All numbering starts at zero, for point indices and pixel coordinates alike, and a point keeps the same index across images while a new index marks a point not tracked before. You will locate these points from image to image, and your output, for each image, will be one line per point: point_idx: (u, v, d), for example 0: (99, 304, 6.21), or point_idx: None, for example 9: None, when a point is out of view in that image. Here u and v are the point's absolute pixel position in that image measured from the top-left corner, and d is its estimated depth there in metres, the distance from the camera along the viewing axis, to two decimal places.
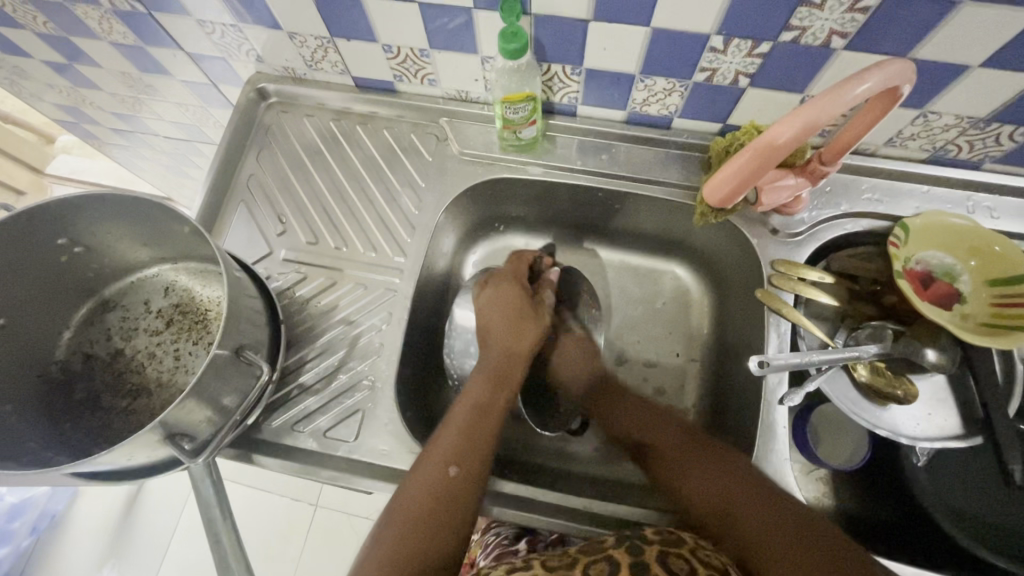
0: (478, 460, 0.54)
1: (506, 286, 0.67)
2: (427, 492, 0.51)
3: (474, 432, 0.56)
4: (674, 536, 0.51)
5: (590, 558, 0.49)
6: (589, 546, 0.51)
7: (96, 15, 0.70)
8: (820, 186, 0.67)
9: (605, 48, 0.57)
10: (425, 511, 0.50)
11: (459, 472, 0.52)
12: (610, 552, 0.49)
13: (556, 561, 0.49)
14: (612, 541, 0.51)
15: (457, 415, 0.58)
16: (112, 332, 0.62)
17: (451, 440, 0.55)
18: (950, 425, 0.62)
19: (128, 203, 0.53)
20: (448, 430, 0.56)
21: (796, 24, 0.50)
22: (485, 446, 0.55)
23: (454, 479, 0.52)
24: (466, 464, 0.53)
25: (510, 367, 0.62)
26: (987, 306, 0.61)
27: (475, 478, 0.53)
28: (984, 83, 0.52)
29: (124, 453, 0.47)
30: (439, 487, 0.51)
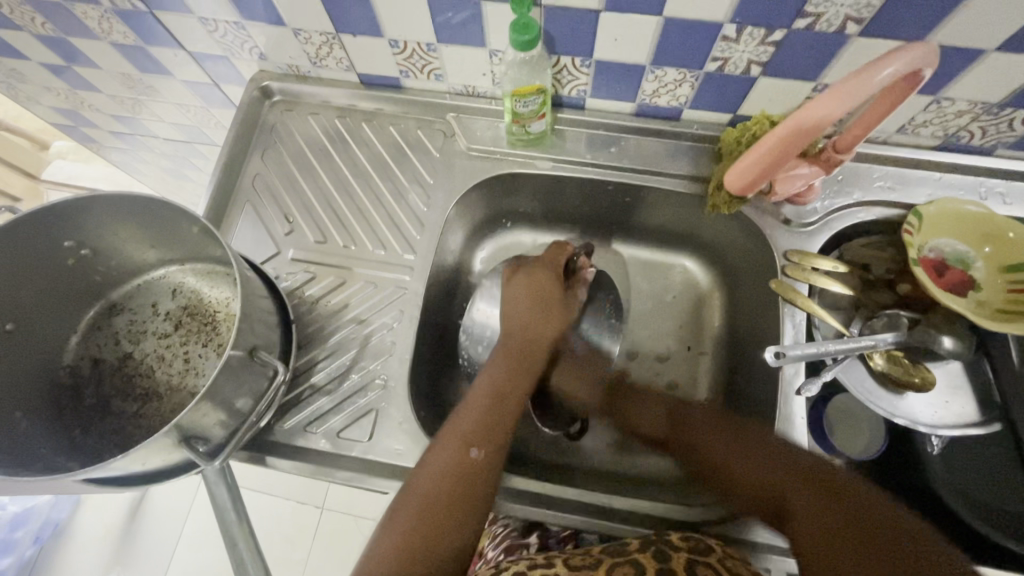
0: (497, 441, 0.54)
1: (539, 274, 0.68)
2: (447, 474, 0.51)
3: (495, 414, 0.56)
4: (701, 543, 0.51)
5: (614, 560, 0.49)
6: (613, 549, 0.52)
7: (95, 15, 0.69)
8: (831, 175, 0.67)
9: (616, 39, 0.57)
10: (445, 496, 0.49)
11: (479, 456, 0.52)
12: (636, 556, 0.49)
13: (580, 561, 0.50)
14: (637, 545, 0.52)
15: (478, 397, 0.57)
16: (119, 336, 0.61)
17: (471, 421, 0.55)
18: (967, 412, 0.61)
19: (137, 203, 0.52)
20: (468, 410, 0.56)
21: (810, 11, 0.50)
22: (506, 428, 0.55)
23: (474, 461, 0.52)
24: (488, 446, 0.53)
25: (535, 344, 0.64)
26: (1003, 292, 0.61)
27: (494, 463, 0.53)
28: (1000, 67, 0.51)
29: (139, 458, 0.46)
30: (461, 469, 0.51)
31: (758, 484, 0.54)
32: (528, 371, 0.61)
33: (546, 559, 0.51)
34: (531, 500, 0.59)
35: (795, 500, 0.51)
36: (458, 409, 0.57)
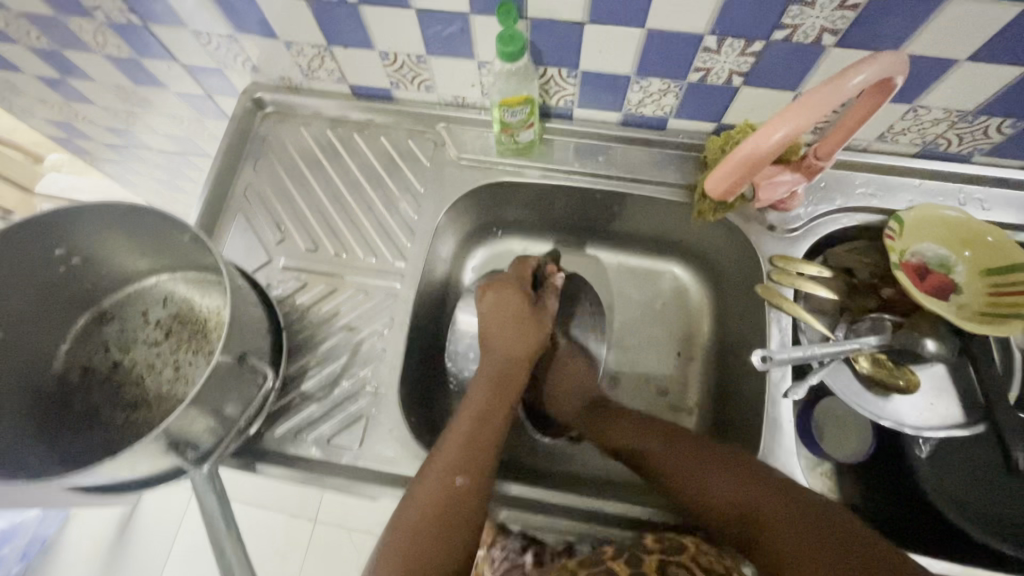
0: (482, 470, 0.54)
1: (509, 292, 0.67)
2: (433, 505, 0.51)
3: (477, 442, 0.56)
4: (675, 542, 0.53)
5: (591, 568, 0.51)
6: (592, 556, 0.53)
7: (90, 28, 0.70)
8: (814, 182, 0.68)
9: (601, 50, 0.58)
10: (431, 526, 0.50)
11: (464, 484, 0.53)
12: (609, 563, 0.51)
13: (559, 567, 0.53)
14: (612, 551, 0.53)
15: (460, 426, 0.57)
16: (109, 344, 0.61)
17: (455, 448, 0.55)
18: (952, 413, 0.62)
19: (127, 212, 0.52)
20: (454, 436, 0.57)
21: (788, 23, 0.51)
22: (488, 457, 0.56)
23: (459, 489, 0.52)
24: (472, 472, 0.53)
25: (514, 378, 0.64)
26: (983, 295, 0.62)
27: (479, 491, 0.53)
28: (971, 76, 0.53)
29: (127, 464, 0.46)
30: (447, 497, 0.52)
31: (733, 503, 0.52)
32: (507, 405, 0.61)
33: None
34: (518, 504, 0.60)
35: (773, 513, 0.49)
36: (442, 440, 0.57)
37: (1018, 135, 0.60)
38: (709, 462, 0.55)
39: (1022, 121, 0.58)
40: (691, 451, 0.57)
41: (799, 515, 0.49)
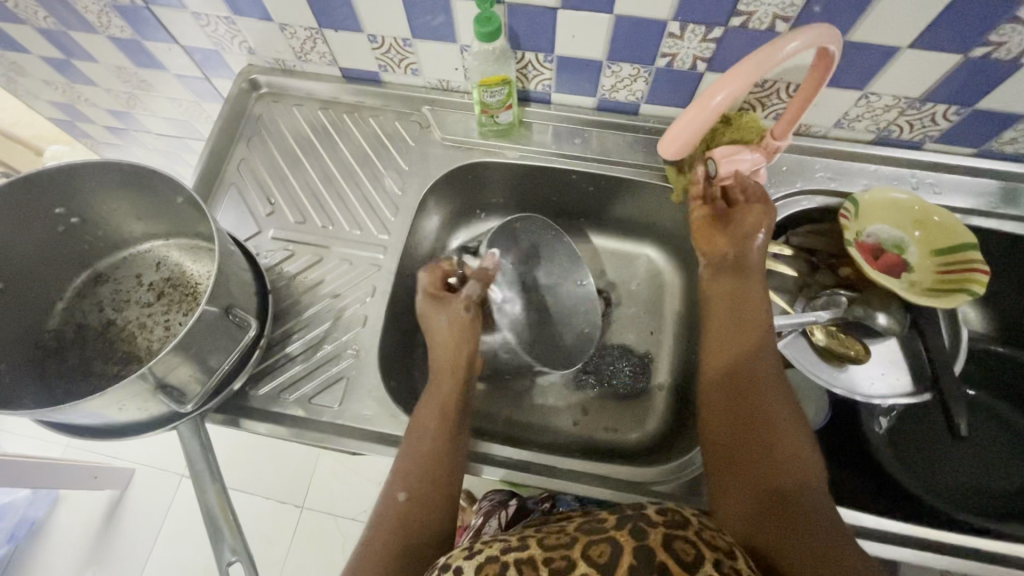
0: (429, 481, 0.55)
1: (431, 310, 0.65)
2: (392, 515, 0.53)
3: (426, 454, 0.56)
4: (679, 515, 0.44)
5: (589, 538, 0.42)
6: (589, 524, 0.44)
7: (95, 9, 0.73)
8: (777, 167, 0.72)
9: (573, 36, 0.62)
10: (383, 536, 0.52)
11: (405, 499, 0.54)
12: (613, 533, 0.42)
13: (554, 540, 0.43)
14: (614, 521, 0.44)
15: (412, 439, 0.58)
16: (103, 304, 0.65)
17: (412, 461, 0.56)
18: (902, 383, 0.66)
19: (125, 175, 0.56)
20: (415, 446, 0.57)
21: (743, 10, 0.55)
22: (438, 469, 0.55)
23: (402, 504, 0.53)
24: (416, 488, 0.54)
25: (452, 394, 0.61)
26: (933, 273, 0.66)
27: (426, 495, 0.54)
28: (915, 63, 0.57)
29: (116, 401, 0.49)
30: (397, 509, 0.53)
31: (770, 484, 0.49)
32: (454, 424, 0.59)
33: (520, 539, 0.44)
34: (525, 468, 0.62)
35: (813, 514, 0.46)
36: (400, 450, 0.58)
37: (964, 122, 0.64)
38: (748, 392, 0.54)
39: (966, 108, 0.62)
40: (746, 384, 0.54)
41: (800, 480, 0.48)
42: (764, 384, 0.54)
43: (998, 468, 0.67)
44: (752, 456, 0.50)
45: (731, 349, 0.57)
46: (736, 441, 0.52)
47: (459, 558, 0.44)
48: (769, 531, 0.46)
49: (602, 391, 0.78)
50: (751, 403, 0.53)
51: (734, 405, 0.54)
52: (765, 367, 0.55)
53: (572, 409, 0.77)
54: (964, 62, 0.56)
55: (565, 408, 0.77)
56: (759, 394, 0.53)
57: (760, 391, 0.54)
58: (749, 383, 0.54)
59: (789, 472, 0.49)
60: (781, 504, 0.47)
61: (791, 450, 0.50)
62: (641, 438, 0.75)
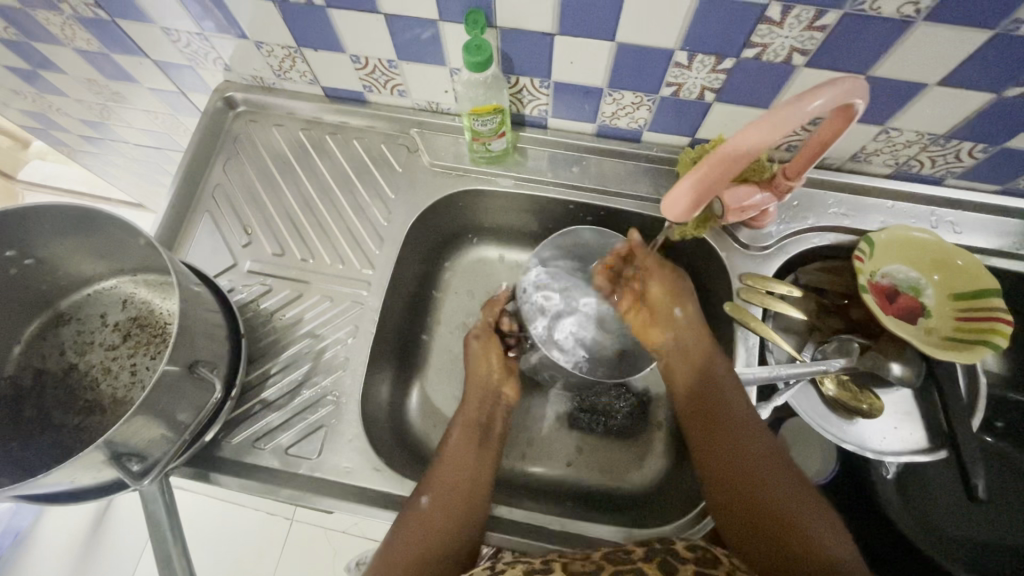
0: (453, 496, 0.55)
1: (489, 340, 0.70)
2: (419, 529, 0.52)
3: (461, 464, 0.58)
4: (708, 552, 0.49)
5: (617, 567, 0.47)
6: (616, 554, 0.50)
7: (58, 22, 0.68)
8: (787, 201, 0.68)
9: (572, 63, 0.57)
10: (407, 553, 0.51)
11: (427, 505, 0.54)
12: (641, 565, 0.47)
13: (581, 566, 0.48)
14: (641, 552, 0.50)
15: (448, 450, 0.60)
16: (65, 346, 0.60)
17: (445, 471, 0.57)
18: (915, 438, 0.62)
19: (84, 216, 0.52)
20: (445, 459, 0.58)
21: (757, 41, 0.50)
22: (468, 484, 0.57)
23: (422, 508, 0.54)
24: (440, 496, 0.55)
25: (472, 418, 0.63)
26: (952, 320, 0.62)
27: (443, 507, 0.54)
28: (942, 100, 0.53)
29: (68, 474, 0.45)
30: (419, 518, 0.53)
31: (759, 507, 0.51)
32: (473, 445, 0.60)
33: (544, 563, 0.49)
34: (518, 530, 0.59)
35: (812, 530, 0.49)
36: (437, 462, 0.59)
37: (990, 160, 0.59)
38: (725, 422, 0.56)
39: (994, 146, 0.57)
40: (715, 406, 0.58)
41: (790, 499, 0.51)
42: (734, 404, 0.57)
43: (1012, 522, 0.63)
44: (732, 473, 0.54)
45: (693, 373, 0.61)
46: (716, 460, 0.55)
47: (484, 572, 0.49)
48: (759, 543, 0.50)
49: (596, 430, 0.74)
50: (722, 425, 0.56)
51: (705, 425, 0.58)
52: (728, 386, 0.58)
53: (567, 450, 0.73)
54: (996, 101, 0.51)
55: (558, 449, 0.73)
56: (727, 413, 0.57)
57: (728, 410, 0.57)
58: (718, 404, 0.58)
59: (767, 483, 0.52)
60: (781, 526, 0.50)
61: (766, 465, 0.53)
62: (639, 481, 0.71)
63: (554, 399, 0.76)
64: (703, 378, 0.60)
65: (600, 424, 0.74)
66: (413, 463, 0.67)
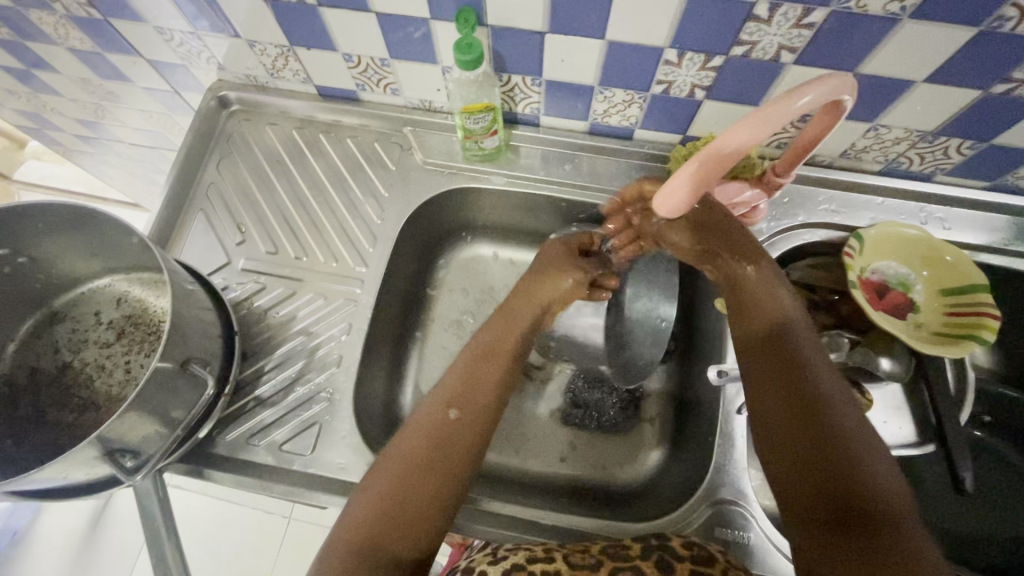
0: (479, 418, 0.52)
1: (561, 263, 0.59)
2: (429, 434, 0.50)
3: (480, 380, 0.54)
4: (704, 550, 0.48)
5: (615, 565, 0.46)
6: (613, 548, 0.49)
7: (51, 21, 0.68)
8: (777, 198, 0.68)
9: (563, 61, 0.58)
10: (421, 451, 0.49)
11: (456, 418, 0.51)
12: (638, 562, 0.46)
13: (580, 560, 0.47)
14: (638, 548, 0.48)
15: (463, 359, 0.55)
16: (59, 345, 0.61)
17: (455, 379, 0.53)
18: (904, 432, 0.63)
19: (77, 214, 0.52)
20: (452, 372, 0.54)
21: (746, 39, 0.51)
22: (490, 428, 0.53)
23: (451, 421, 0.51)
24: (469, 413, 0.52)
25: (495, 347, 0.55)
26: (940, 315, 0.62)
27: (474, 426, 0.51)
28: (929, 97, 0.53)
29: (60, 470, 0.46)
30: (439, 431, 0.50)
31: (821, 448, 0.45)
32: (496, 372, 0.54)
33: (545, 551, 0.49)
34: (511, 525, 0.59)
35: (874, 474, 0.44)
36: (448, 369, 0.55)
37: (977, 157, 0.60)
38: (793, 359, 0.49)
39: (981, 143, 0.58)
40: (789, 352, 0.50)
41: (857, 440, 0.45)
42: (801, 344, 0.50)
43: (998, 513, 0.64)
44: (789, 409, 0.48)
45: (765, 306, 0.52)
46: (774, 389, 0.49)
47: (485, 562, 0.49)
48: (815, 490, 0.44)
49: (589, 425, 0.74)
50: (793, 363, 0.49)
51: (765, 356, 0.50)
52: (799, 323, 0.51)
53: (562, 446, 0.74)
54: (982, 98, 0.52)
55: (552, 444, 0.74)
56: (799, 355, 0.49)
57: (800, 352, 0.49)
58: (787, 341, 0.50)
59: (830, 425, 0.46)
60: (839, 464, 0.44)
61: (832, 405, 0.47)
62: (633, 475, 0.72)
63: (551, 397, 0.76)
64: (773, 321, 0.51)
65: (593, 419, 0.74)
66: None
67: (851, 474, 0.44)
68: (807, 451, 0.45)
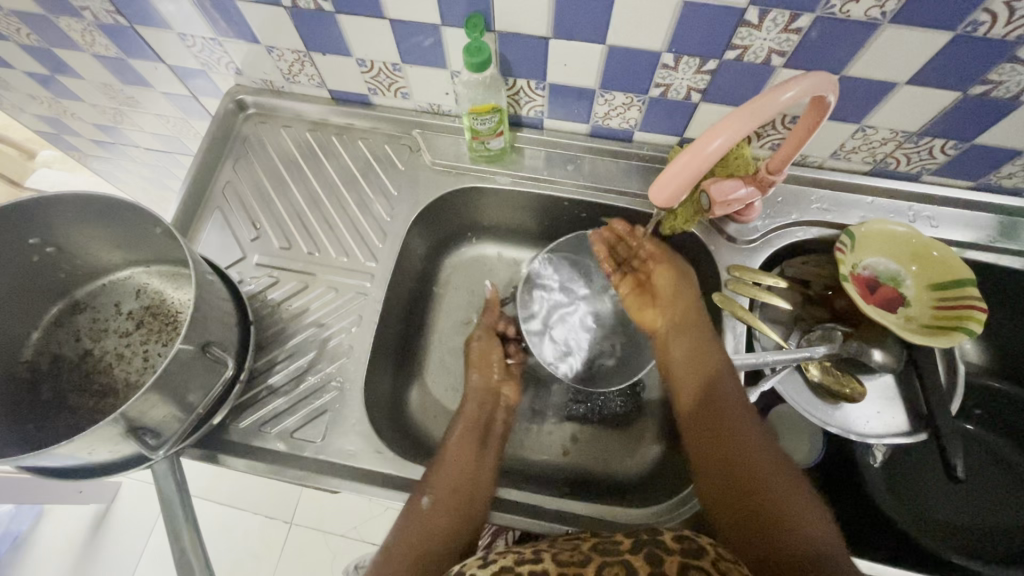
0: (466, 486, 0.57)
1: (486, 354, 0.72)
2: (434, 517, 0.54)
3: (465, 457, 0.60)
4: (696, 543, 0.45)
5: (604, 559, 0.44)
6: (605, 545, 0.46)
7: (79, 28, 0.71)
8: (772, 197, 0.71)
9: (566, 64, 0.61)
10: (431, 525, 0.53)
11: (438, 493, 0.55)
12: (627, 557, 0.44)
13: (570, 557, 0.45)
14: (630, 543, 0.46)
15: (455, 441, 0.62)
16: (80, 333, 0.63)
17: (444, 473, 0.57)
18: (898, 422, 0.65)
19: (105, 205, 0.55)
20: (445, 465, 0.58)
21: (738, 43, 0.54)
22: (480, 491, 0.57)
23: (432, 498, 0.55)
24: (441, 499, 0.55)
25: (470, 446, 0.61)
26: (929, 308, 0.64)
27: (450, 497, 0.56)
28: (912, 98, 0.56)
29: (84, 446, 0.48)
30: (432, 508, 0.55)
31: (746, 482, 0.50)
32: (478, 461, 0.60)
33: (535, 552, 0.47)
34: (517, 510, 0.61)
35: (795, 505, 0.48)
36: (438, 456, 0.60)
37: (961, 157, 0.63)
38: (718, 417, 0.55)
39: (964, 143, 0.61)
40: (712, 407, 0.56)
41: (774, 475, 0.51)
42: (730, 405, 0.56)
43: (991, 503, 0.65)
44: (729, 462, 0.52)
45: (700, 373, 0.59)
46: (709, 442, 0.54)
47: (474, 565, 0.47)
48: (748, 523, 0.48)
49: (592, 419, 0.76)
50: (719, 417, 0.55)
51: (703, 432, 0.55)
52: (727, 388, 0.57)
53: (565, 437, 0.75)
54: (963, 99, 0.55)
55: (555, 437, 0.75)
56: (722, 405, 0.56)
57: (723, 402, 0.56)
58: (712, 393, 0.57)
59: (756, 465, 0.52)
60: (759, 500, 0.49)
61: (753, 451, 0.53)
62: (635, 466, 0.73)
63: (550, 390, 0.78)
64: (705, 387, 0.58)
65: (596, 413, 0.76)
66: (414, 450, 0.69)
67: (782, 511, 0.48)
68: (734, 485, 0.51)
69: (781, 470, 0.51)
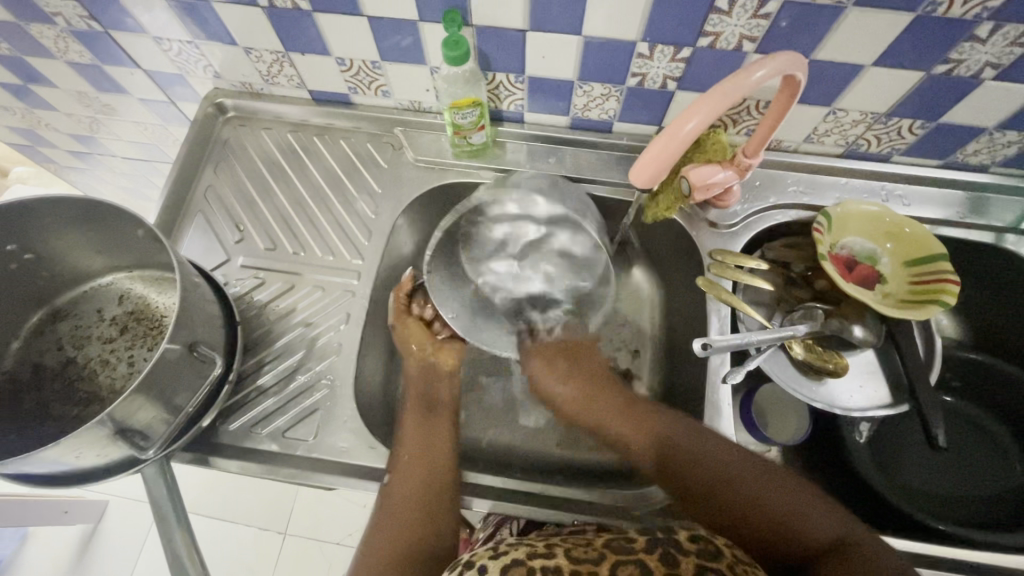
0: (437, 461, 0.58)
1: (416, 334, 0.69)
2: (413, 498, 0.55)
3: (430, 437, 0.60)
4: (711, 544, 0.47)
5: (619, 558, 0.45)
6: (617, 542, 0.47)
7: (51, 35, 0.71)
8: (750, 181, 0.73)
9: (544, 57, 0.62)
10: (405, 503, 0.55)
11: (406, 472, 0.57)
12: (642, 557, 0.45)
13: (582, 553, 0.46)
14: (643, 542, 0.47)
15: (411, 417, 0.62)
16: (63, 341, 0.62)
17: (406, 450, 0.59)
18: (880, 395, 0.66)
19: (86, 208, 0.55)
20: (405, 447, 0.59)
21: (710, 30, 0.55)
22: (444, 467, 0.58)
23: (399, 478, 0.57)
24: (410, 471, 0.57)
25: (432, 430, 0.61)
26: (905, 284, 0.66)
27: (419, 476, 0.57)
28: (878, 80, 0.58)
29: (71, 451, 0.47)
30: (411, 490, 0.56)
31: (764, 513, 0.51)
32: (441, 442, 0.60)
33: (545, 546, 0.47)
34: (517, 497, 0.60)
35: (801, 506, 0.51)
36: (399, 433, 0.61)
37: (928, 136, 0.65)
38: (690, 462, 0.55)
39: (930, 122, 0.63)
40: (675, 464, 0.55)
41: (760, 485, 0.52)
42: (686, 457, 0.55)
43: (973, 472, 0.67)
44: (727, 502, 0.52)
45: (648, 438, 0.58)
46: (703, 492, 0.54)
47: (485, 557, 0.47)
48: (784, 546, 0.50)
49: None
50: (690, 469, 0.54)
51: (693, 487, 0.54)
52: (678, 429, 0.57)
53: (556, 430, 0.75)
54: (927, 78, 0.57)
55: (546, 428, 0.75)
56: (683, 453, 0.55)
57: (681, 450, 0.56)
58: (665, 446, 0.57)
59: (742, 487, 0.52)
60: (778, 525, 0.50)
61: (732, 473, 0.53)
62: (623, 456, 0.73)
63: None
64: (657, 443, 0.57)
65: None
66: None
67: (795, 522, 0.50)
68: (748, 522, 0.51)
69: (774, 479, 0.53)
